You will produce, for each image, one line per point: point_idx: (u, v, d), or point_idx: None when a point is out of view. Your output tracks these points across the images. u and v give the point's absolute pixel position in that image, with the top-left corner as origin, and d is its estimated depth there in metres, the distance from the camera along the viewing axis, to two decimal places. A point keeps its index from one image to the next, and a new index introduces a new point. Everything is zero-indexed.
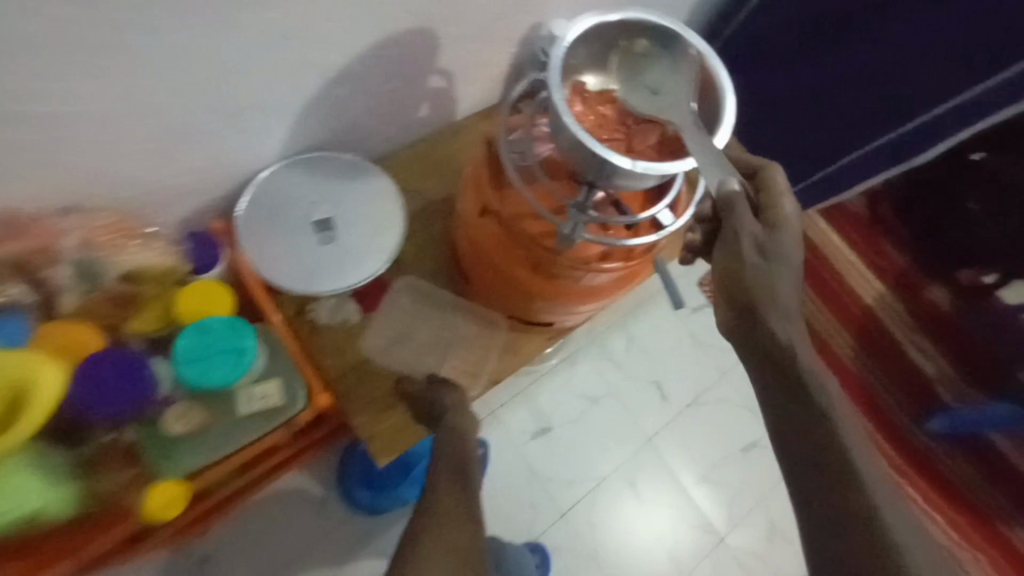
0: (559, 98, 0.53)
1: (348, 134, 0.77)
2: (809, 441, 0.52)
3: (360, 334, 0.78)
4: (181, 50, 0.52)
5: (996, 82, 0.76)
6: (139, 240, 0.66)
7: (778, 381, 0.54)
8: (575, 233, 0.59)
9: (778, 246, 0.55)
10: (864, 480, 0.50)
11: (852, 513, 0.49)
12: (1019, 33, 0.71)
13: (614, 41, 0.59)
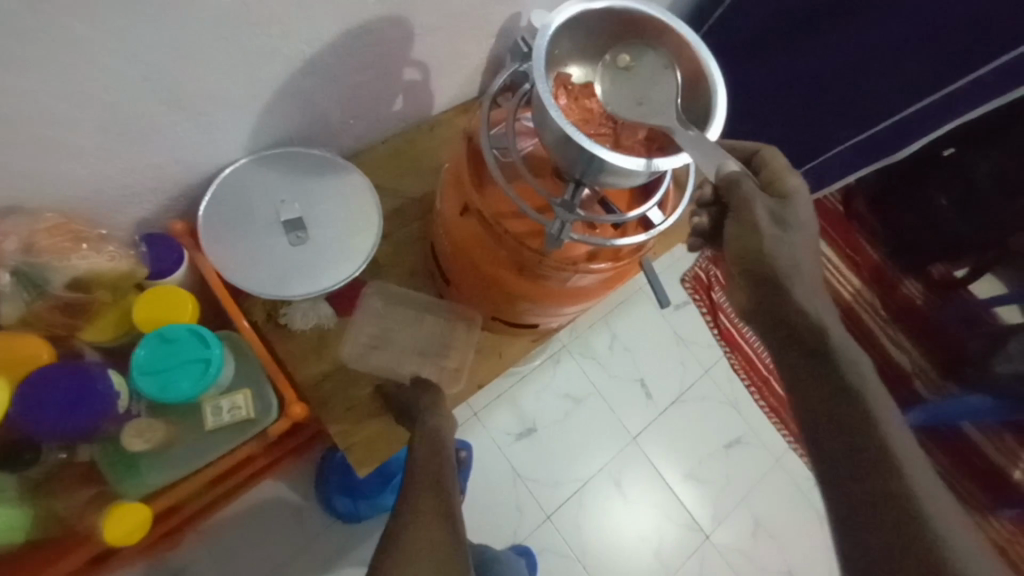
0: (543, 89, 0.51)
1: (318, 129, 0.73)
2: (837, 423, 0.49)
3: (335, 339, 0.74)
4: (128, 35, 0.47)
5: (966, 82, 0.75)
6: (90, 243, 0.59)
7: (805, 362, 0.52)
8: (563, 233, 0.55)
9: (792, 217, 0.52)
10: (901, 463, 0.46)
11: (890, 498, 0.45)
12: (994, 30, 0.70)
13: (598, 30, 0.57)
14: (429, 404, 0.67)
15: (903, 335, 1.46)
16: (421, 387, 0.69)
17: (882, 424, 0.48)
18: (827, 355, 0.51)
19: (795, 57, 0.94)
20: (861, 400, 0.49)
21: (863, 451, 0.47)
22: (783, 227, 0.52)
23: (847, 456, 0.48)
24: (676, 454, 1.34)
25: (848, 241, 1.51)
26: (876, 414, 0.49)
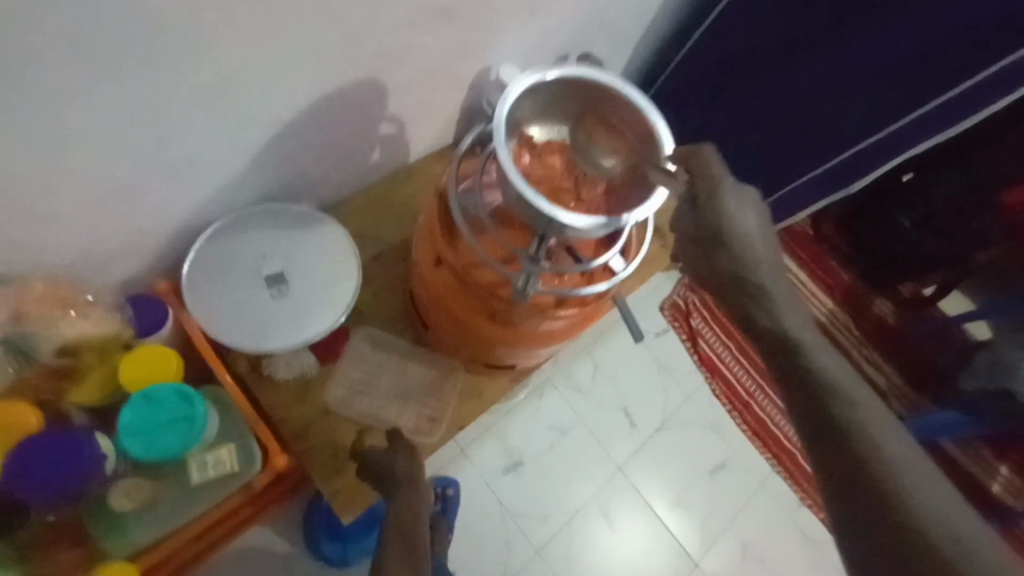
0: (505, 156, 0.54)
1: (298, 184, 0.76)
2: (820, 424, 0.46)
3: (318, 386, 0.76)
4: (113, 110, 0.50)
5: (923, 113, 0.83)
6: (76, 309, 0.62)
7: (780, 368, 0.50)
8: (529, 286, 0.59)
9: (724, 225, 0.52)
10: (888, 464, 0.44)
11: (886, 500, 0.42)
12: (940, 65, 0.79)
13: (557, 93, 0.61)
14: (403, 467, 0.67)
15: (879, 355, 1.52)
16: (396, 448, 0.69)
17: (865, 418, 0.46)
18: (795, 356, 0.49)
19: (751, 99, 1.00)
20: (839, 396, 0.47)
21: (850, 452, 0.45)
22: (718, 240, 0.52)
23: (838, 458, 0.45)
24: (662, 482, 1.35)
25: (819, 263, 1.56)
26: (858, 407, 0.46)
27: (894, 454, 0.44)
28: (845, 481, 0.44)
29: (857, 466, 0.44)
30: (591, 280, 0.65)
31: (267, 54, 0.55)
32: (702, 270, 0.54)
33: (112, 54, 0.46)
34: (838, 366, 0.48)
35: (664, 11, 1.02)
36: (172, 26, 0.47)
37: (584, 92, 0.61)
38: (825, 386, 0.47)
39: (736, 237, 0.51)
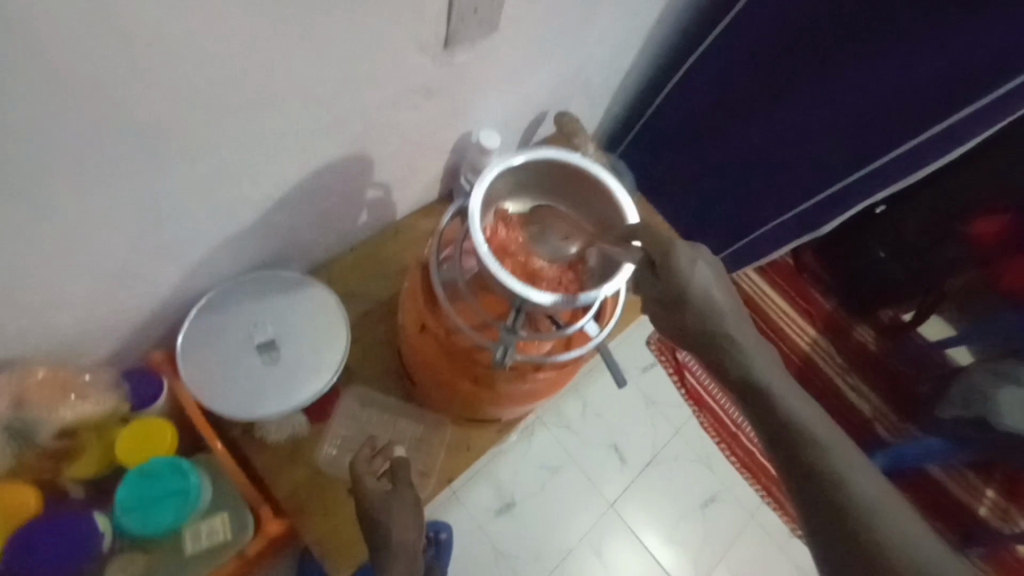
0: (479, 235, 0.58)
1: (288, 251, 0.79)
2: (788, 456, 0.53)
3: (308, 445, 0.78)
4: (114, 206, 0.54)
5: (883, 162, 0.87)
6: (75, 391, 0.64)
7: (754, 411, 0.56)
8: (507, 355, 0.62)
9: (684, 287, 0.57)
10: (853, 490, 0.50)
11: (854, 520, 0.49)
12: (893, 122, 0.83)
13: (529, 170, 0.66)
14: (395, 521, 0.67)
15: (863, 382, 1.52)
16: (397, 492, 0.69)
17: (831, 450, 0.52)
18: (764, 398, 0.56)
19: (720, 148, 1.05)
20: (801, 427, 0.53)
21: (816, 477, 0.51)
22: (679, 301, 0.58)
23: (808, 483, 0.52)
24: (652, 517, 1.36)
25: (799, 292, 1.60)
26: (817, 436, 0.53)
27: (857, 478, 0.51)
28: (812, 505, 0.51)
29: (823, 489, 0.51)
30: (570, 344, 0.68)
31: (257, 144, 0.59)
32: (673, 325, 0.60)
33: (112, 158, 0.50)
34: (801, 404, 0.55)
35: (637, 68, 1.08)
36: (166, 128, 0.51)
37: (554, 169, 0.66)
38: (787, 420, 0.54)
39: (695, 296, 0.57)
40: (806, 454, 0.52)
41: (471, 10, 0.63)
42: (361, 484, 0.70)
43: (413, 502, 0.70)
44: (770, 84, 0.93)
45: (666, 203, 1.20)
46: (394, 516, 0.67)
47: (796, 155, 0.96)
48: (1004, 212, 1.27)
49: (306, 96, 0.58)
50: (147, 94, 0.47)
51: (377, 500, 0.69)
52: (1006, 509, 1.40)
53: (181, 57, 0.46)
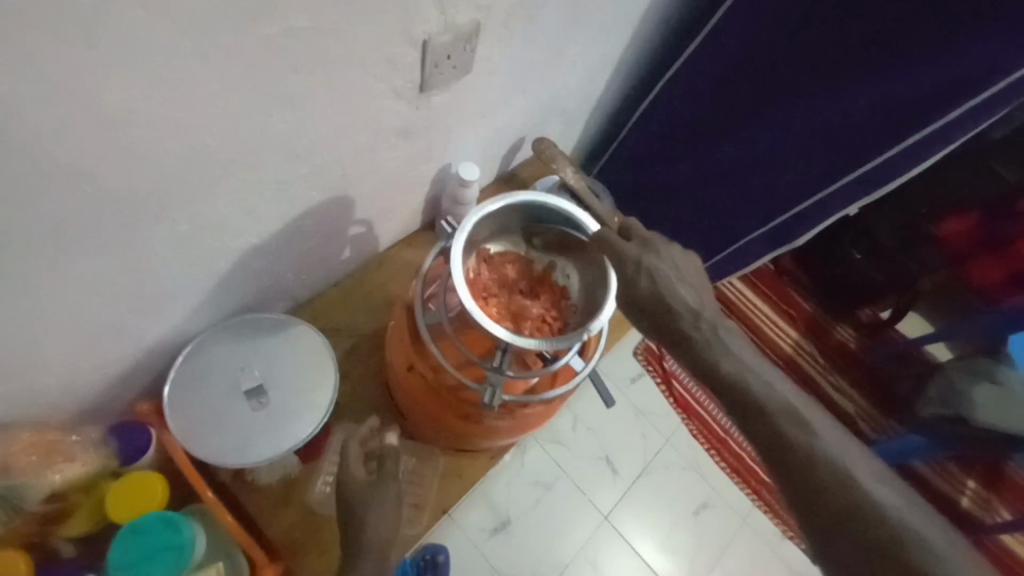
0: (460, 285, 0.62)
1: (271, 292, 0.80)
2: (757, 441, 0.56)
3: (300, 487, 0.78)
4: (97, 271, 0.54)
5: (854, 177, 0.90)
6: (64, 452, 0.65)
7: (717, 387, 0.59)
8: (495, 397, 0.65)
9: (635, 291, 0.61)
10: (816, 449, 0.53)
11: (820, 476, 0.52)
12: (862, 139, 0.87)
13: (506, 213, 0.70)
14: (372, 517, 0.69)
15: (846, 382, 1.54)
16: (379, 487, 0.71)
17: (791, 413, 0.55)
18: (723, 376, 0.58)
19: (698, 163, 1.08)
20: (766, 411, 0.56)
21: (784, 459, 0.54)
22: (635, 305, 0.62)
23: (777, 464, 0.55)
24: (646, 527, 1.38)
25: (781, 296, 1.59)
26: (783, 419, 0.55)
27: (818, 436, 0.54)
28: (784, 484, 0.54)
29: (792, 468, 0.53)
30: (557, 380, 0.70)
31: (237, 198, 0.59)
32: (637, 313, 0.63)
33: (93, 227, 0.50)
34: (758, 376, 0.57)
35: (609, 90, 1.11)
36: (146, 194, 0.51)
37: (530, 211, 0.70)
38: (753, 407, 0.56)
39: (647, 298, 0.61)
40: (773, 438, 0.55)
41: (444, 56, 0.64)
42: (347, 471, 0.72)
43: (393, 498, 0.71)
44: (742, 104, 0.96)
45: (648, 218, 1.23)
46: (371, 510, 0.69)
47: (770, 171, 1.00)
48: (973, 211, 1.29)
49: (285, 148, 0.58)
50: (125, 165, 0.47)
51: (359, 489, 0.70)
52: (987, 499, 1.42)
53: (158, 125, 0.46)
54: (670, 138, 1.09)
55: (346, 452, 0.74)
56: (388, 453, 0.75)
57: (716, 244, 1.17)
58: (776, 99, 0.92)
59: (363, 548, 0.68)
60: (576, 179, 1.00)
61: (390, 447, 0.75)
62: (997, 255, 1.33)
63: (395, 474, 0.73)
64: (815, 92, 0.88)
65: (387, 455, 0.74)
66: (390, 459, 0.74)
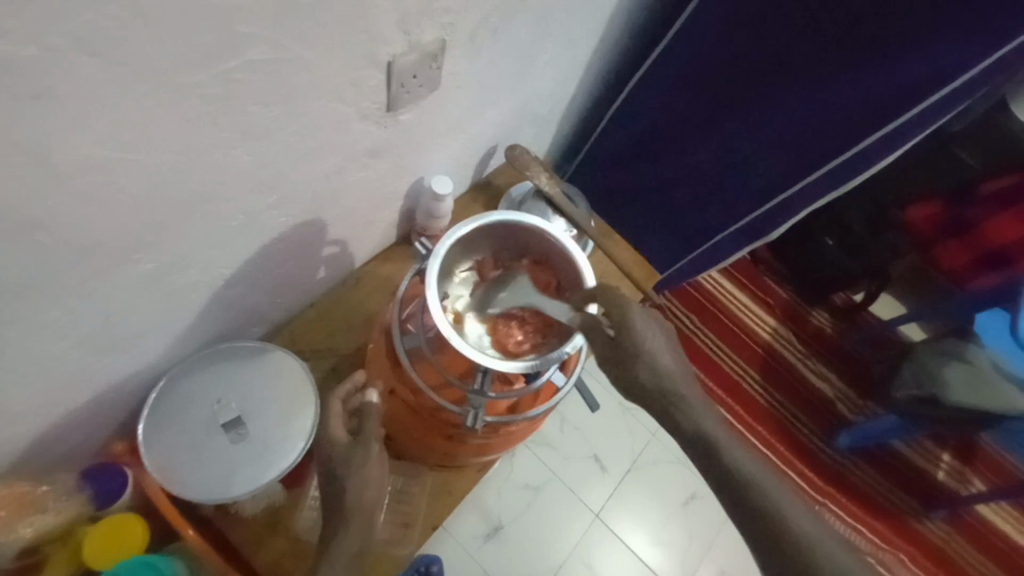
0: (438, 308, 0.62)
1: (245, 319, 0.78)
2: (744, 511, 0.56)
3: (286, 515, 0.77)
4: (62, 319, 0.52)
5: (823, 172, 0.92)
6: (35, 504, 0.64)
7: (698, 454, 0.58)
8: (477, 420, 0.66)
9: (640, 349, 0.59)
10: (796, 524, 0.54)
11: (800, 551, 0.53)
12: (827, 135, 0.89)
13: (482, 232, 0.72)
14: (352, 478, 0.65)
15: (824, 365, 1.53)
16: (358, 450, 0.67)
17: (769, 486, 0.56)
18: (708, 444, 0.58)
19: (673, 163, 1.09)
20: (756, 484, 0.56)
21: (775, 534, 0.54)
22: (637, 363, 0.59)
23: (765, 540, 0.55)
24: (638, 519, 1.35)
25: (758, 285, 1.58)
26: (772, 494, 0.55)
27: (794, 512, 0.55)
28: (770, 559, 0.55)
29: (783, 547, 0.54)
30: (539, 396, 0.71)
31: (203, 234, 0.58)
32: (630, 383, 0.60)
33: (53, 277, 0.48)
34: (738, 448, 0.58)
35: (580, 93, 1.10)
36: (109, 240, 0.49)
37: (507, 231, 0.73)
38: (745, 480, 0.56)
39: (649, 356, 0.59)
40: (760, 510, 0.55)
41: (410, 76, 0.63)
42: (326, 433, 0.70)
43: (376, 456, 0.68)
44: (711, 104, 0.97)
45: (627, 216, 1.23)
46: (353, 472, 0.65)
47: (744, 169, 1.01)
48: (937, 197, 1.33)
49: (250, 179, 0.57)
50: (84, 212, 0.45)
51: (338, 453, 0.67)
52: (961, 471, 1.45)
53: (119, 169, 0.45)
54: (643, 139, 1.09)
55: (329, 410, 0.72)
56: (367, 412, 0.70)
57: (694, 240, 1.18)
58: (747, 100, 0.93)
59: (343, 510, 0.64)
60: (551, 185, 1.00)
61: (366, 406, 0.70)
62: (960, 239, 1.36)
63: (375, 433, 0.69)
64: (781, 91, 0.89)
65: (365, 413, 0.70)
66: (369, 419, 0.70)
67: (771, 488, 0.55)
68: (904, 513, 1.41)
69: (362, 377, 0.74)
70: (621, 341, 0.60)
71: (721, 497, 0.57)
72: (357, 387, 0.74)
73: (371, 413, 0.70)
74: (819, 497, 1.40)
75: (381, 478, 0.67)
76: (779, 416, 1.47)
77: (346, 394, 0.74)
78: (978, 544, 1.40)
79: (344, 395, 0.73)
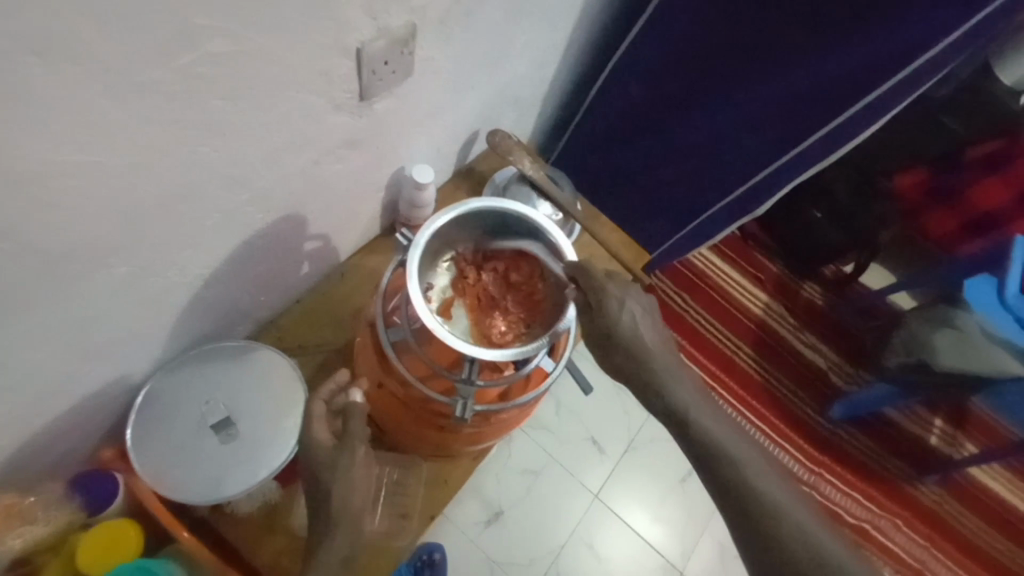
0: (417, 298, 0.62)
1: (229, 319, 0.77)
2: (718, 484, 0.56)
3: (282, 513, 0.76)
4: (36, 327, 0.51)
5: (807, 145, 0.91)
6: (23, 515, 0.64)
7: (677, 429, 0.59)
8: (466, 411, 0.66)
9: (615, 327, 0.60)
10: (769, 497, 0.55)
11: (772, 523, 0.54)
12: (808, 109, 0.88)
13: (461, 218, 0.71)
14: (338, 485, 0.62)
15: (815, 336, 1.54)
16: (344, 454, 0.64)
17: (744, 461, 0.56)
18: (685, 420, 0.58)
19: (656, 141, 1.08)
20: (731, 459, 0.56)
21: (744, 505, 0.55)
22: (612, 339, 0.61)
23: (736, 510, 0.56)
24: (637, 498, 1.35)
25: (748, 261, 1.58)
26: (746, 467, 0.56)
27: (769, 486, 0.55)
28: (743, 531, 0.55)
29: (755, 520, 0.54)
30: (530, 382, 0.71)
31: (176, 235, 0.57)
32: (612, 359, 0.62)
33: (22, 285, 0.47)
34: (716, 423, 0.58)
35: (561, 74, 1.09)
36: (77, 245, 0.48)
37: (485, 216, 0.72)
38: (719, 453, 0.56)
39: (625, 333, 0.60)
40: (733, 483, 0.56)
41: (381, 63, 0.62)
42: (308, 435, 0.66)
43: (363, 459, 0.65)
44: (692, 80, 0.96)
45: (614, 196, 1.22)
46: (339, 478, 0.62)
47: (728, 145, 1.00)
48: (923, 167, 1.34)
49: (222, 176, 0.56)
50: (48, 219, 0.44)
51: (322, 455, 0.64)
52: (952, 435, 1.48)
53: (80, 172, 0.44)
54: (627, 118, 1.08)
55: (311, 411, 0.68)
56: (353, 411, 0.67)
57: (680, 219, 1.17)
58: (728, 74, 0.92)
59: (329, 518, 0.61)
60: (534, 169, 0.99)
61: (353, 405, 0.67)
62: (947, 206, 1.38)
63: (361, 434, 0.66)
64: (760, 64, 0.88)
65: (351, 413, 0.66)
66: (355, 419, 0.66)
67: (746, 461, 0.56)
68: (897, 477, 1.43)
69: (345, 376, 0.72)
70: (601, 319, 0.61)
71: (697, 468, 0.58)
72: (340, 387, 0.71)
73: (357, 413, 0.67)
74: (814, 466, 1.42)
75: (368, 481, 0.65)
76: (773, 389, 1.48)
77: (329, 393, 0.70)
78: (970, 504, 1.43)
79: (327, 394, 0.70)
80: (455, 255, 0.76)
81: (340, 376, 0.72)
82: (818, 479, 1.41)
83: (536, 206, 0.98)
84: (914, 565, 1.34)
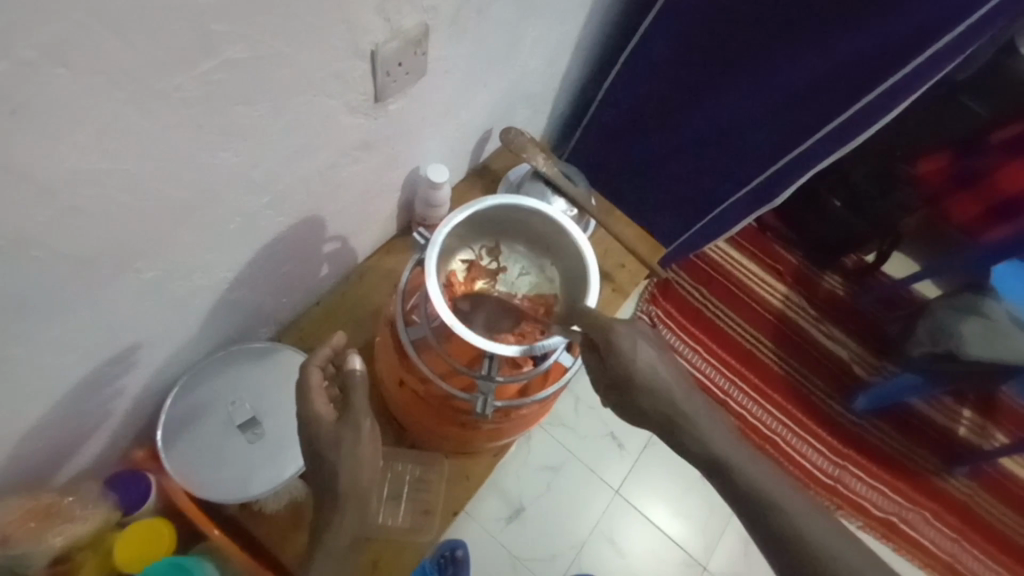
0: (435, 288, 0.63)
1: (252, 321, 0.78)
2: (741, 506, 0.56)
3: (308, 510, 0.76)
4: (67, 333, 0.53)
5: (822, 135, 0.90)
6: (60, 513, 0.66)
7: (694, 455, 0.59)
8: (486, 407, 0.67)
9: (631, 369, 0.59)
10: (793, 515, 0.54)
11: (799, 541, 0.53)
12: (824, 96, 0.87)
13: (479, 215, 0.72)
14: (344, 462, 0.63)
15: (838, 329, 1.51)
16: (346, 427, 0.64)
17: (766, 480, 0.56)
18: (702, 445, 0.58)
19: (670, 134, 1.07)
20: (750, 481, 0.56)
21: (781, 538, 0.54)
22: (630, 384, 0.60)
23: (763, 531, 0.55)
24: (658, 494, 1.34)
25: (767, 253, 1.56)
26: (767, 488, 0.56)
27: (789, 501, 0.55)
28: (773, 550, 0.55)
29: (782, 539, 0.54)
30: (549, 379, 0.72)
31: (200, 240, 0.58)
32: (631, 410, 0.62)
33: (53, 292, 0.48)
34: (731, 444, 0.58)
35: (573, 68, 1.08)
36: (105, 252, 0.50)
37: (504, 212, 0.72)
38: (738, 476, 0.56)
39: (641, 373, 0.59)
40: (758, 502, 0.55)
41: (395, 64, 0.62)
42: (309, 409, 0.65)
43: (369, 434, 0.65)
44: (706, 69, 0.95)
45: (628, 191, 1.22)
46: (345, 454, 0.63)
47: (744, 136, 0.99)
48: (945, 149, 1.29)
49: (242, 180, 0.57)
50: (79, 226, 0.46)
51: (325, 431, 0.63)
52: (983, 426, 1.44)
53: (107, 180, 0.45)
54: (640, 111, 1.07)
55: (307, 381, 0.67)
56: (352, 383, 0.67)
57: (697, 210, 1.15)
58: (745, 62, 0.91)
59: (338, 500, 0.63)
60: (548, 165, 1.00)
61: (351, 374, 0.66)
62: (967, 192, 1.32)
63: (365, 409, 0.66)
64: (774, 53, 0.87)
65: (350, 385, 0.66)
66: (356, 393, 0.66)
67: (765, 481, 0.56)
68: (924, 468, 1.40)
69: (341, 340, 0.70)
70: (614, 361, 0.60)
71: (731, 504, 0.58)
72: (335, 352, 0.70)
73: (357, 385, 0.66)
74: (839, 459, 1.40)
75: (374, 455, 0.65)
76: (795, 382, 1.46)
77: (324, 359, 0.69)
78: (1002, 497, 1.39)
79: (323, 361, 0.69)
80: (472, 256, 0.76)
81: (334, 340, 0.70)
82: (843, 472, 1.38)
83: (550, 202, 0.98)
84: (948, 562, 1.32)
